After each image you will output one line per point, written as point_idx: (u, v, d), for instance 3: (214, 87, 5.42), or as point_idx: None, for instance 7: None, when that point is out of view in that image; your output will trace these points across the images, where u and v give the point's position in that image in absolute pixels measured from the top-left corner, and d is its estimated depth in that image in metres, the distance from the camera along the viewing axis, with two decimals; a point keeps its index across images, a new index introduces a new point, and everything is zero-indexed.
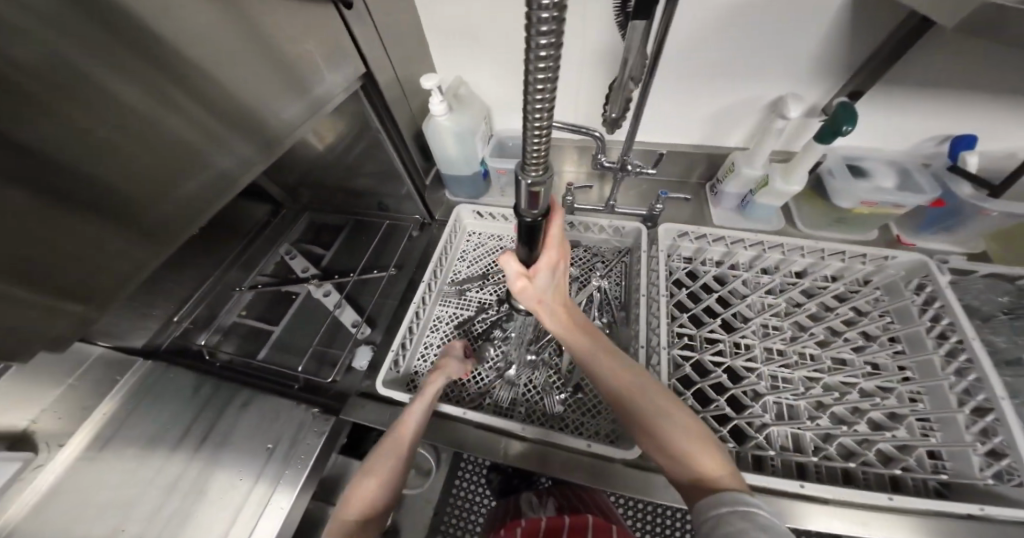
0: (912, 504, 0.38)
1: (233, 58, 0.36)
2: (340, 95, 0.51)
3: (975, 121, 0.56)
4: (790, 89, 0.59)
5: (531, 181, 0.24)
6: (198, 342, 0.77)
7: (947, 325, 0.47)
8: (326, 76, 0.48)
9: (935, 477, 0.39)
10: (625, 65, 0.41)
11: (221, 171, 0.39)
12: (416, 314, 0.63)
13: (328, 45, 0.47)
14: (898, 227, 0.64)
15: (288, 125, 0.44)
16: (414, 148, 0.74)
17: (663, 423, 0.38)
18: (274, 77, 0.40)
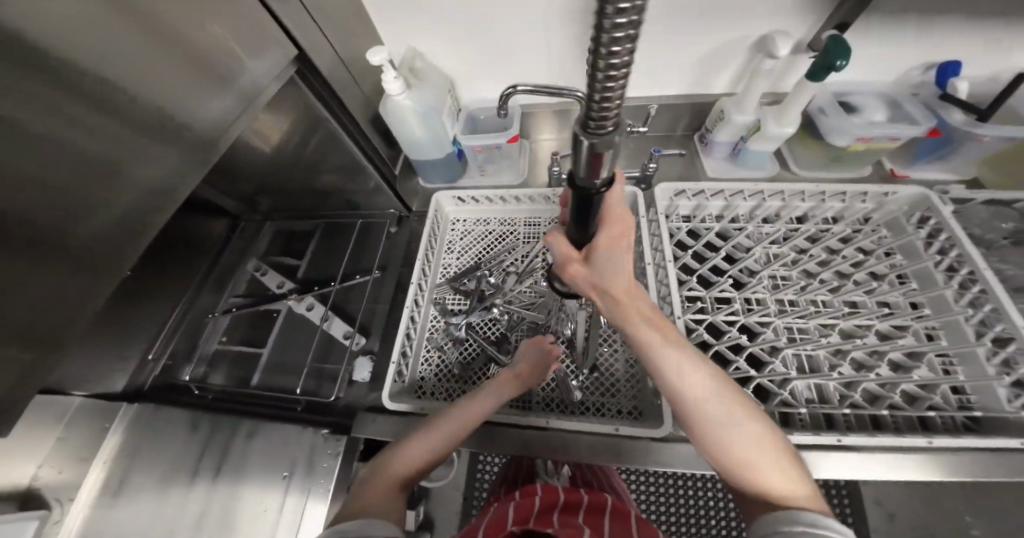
0: (945, 444, 0.40)
1: (138, 53, 0.30)
2: (273, 83, 0.44)
3: (964, 42, 0.54)
4: (776, 23, 0.54)
5: (601, 140, 0.18)
6: (184, 377, 0.71)
7: (956, 258, 0.48)
8: (257, 60, 0.41)
9: (965, 414, 0.41)
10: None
11: (150, 179, 0.34)
12: (411, 318, 0.59)
13: (254, 23, 0.40)
14: (891, 161, 0.62)
15: (217, 122, 0.39)
16: (375, 133, 0.67)
17: (735, 436, 0.33)
18: (187, 66, 0.34)
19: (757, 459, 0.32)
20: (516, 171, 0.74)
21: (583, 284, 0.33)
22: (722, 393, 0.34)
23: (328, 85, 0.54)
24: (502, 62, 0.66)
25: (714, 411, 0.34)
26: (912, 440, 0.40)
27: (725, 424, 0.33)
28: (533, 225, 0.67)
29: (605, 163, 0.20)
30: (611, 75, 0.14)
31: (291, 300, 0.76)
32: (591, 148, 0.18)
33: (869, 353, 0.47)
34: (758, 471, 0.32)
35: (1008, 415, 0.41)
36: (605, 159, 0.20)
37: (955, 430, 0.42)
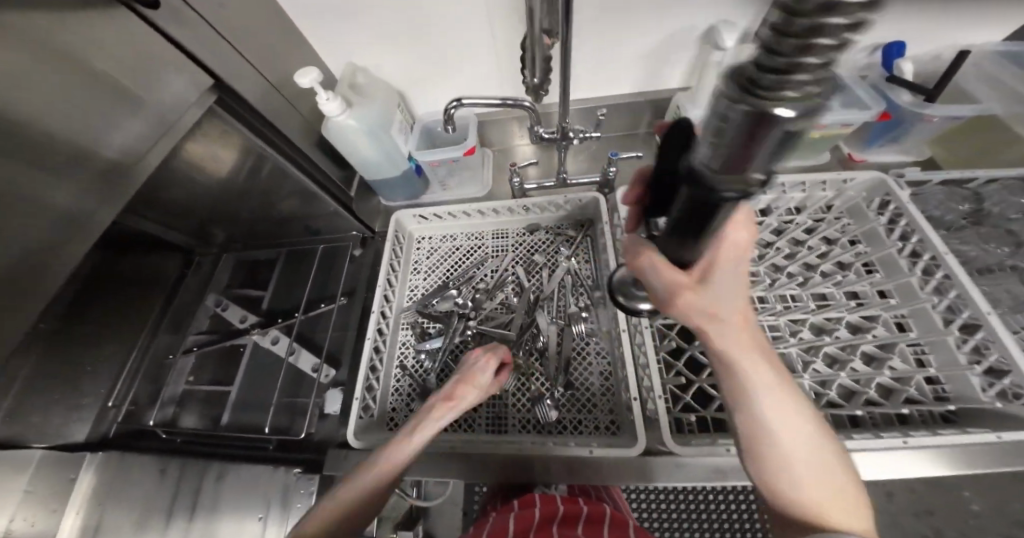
0: (923, 441, 0.40)
1: (24, 83, 0.28)
2: (196, 109, 0.42)
3: (906, 23, 0.53)
4: (723, 10, 0.52)
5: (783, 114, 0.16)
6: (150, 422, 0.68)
7: (917, 242, 0.48)
8: (169, 82, 0.39)
9: (942, 407, 0.42)
10: (535, 20, 0.34)
11: (52, 214, 0.32)
12: (375, 348, 0.56)
13: (164, 49, 0.38)
14: (849, 146, 0.62)
15: (127, 149, 0.36)
16: (324, 155, 0.64)
17: (801, 464, 0.30)
18: (79, 92, 0.32)
19: (818, 491, 0.30)
20: (479, 182, 0.72)
21: (686, 305, 0.29)
22: (805, 423, 0.31)
23: (258, 112, 0.51)
24: (449, 70, 0.64)
25: (790, 438, 0.30)
26: (890, 442, 0.40)
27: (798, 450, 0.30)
28: (498, 237, 0.65)
29: (769, 155, 0.19)
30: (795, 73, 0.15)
31: (255, 335, 0.72)
32: (756, 121, 0.17)
33: (842, 348, 0.47)
34: (816, 503, 0.29)
35: (984, 405, 0.41)
36: (773, 148, 0.18)
37: (934, 423, 0.43)
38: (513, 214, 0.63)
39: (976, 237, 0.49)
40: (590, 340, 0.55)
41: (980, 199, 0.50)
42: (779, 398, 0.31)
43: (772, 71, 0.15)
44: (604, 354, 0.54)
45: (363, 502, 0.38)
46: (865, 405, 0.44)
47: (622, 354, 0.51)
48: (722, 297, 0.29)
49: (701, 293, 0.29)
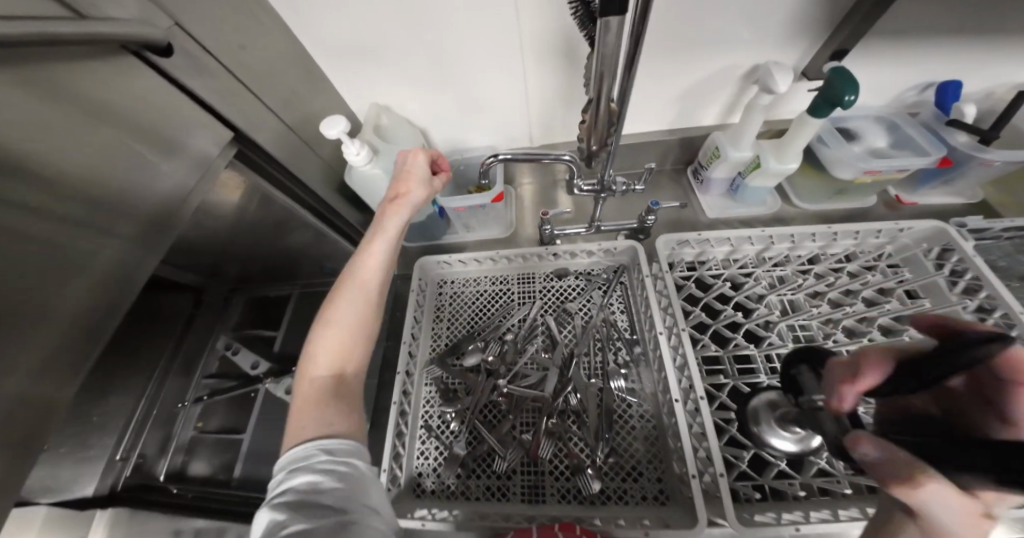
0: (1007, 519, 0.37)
1: (51, 149, 0.26)
2: (215, 156, 0.40)
3: (961, 65, 0.51)
4: (772, 51, 0.49)
5: None
6: (160, 476, 0.63)
7: (986, 298, 0.44)
8: (194, 131, 0.37)
9: None
10: (603, 88, 0.32)
11: (107, 269, 0.31)
12: (400, 411, 0.52)
13: (174, 98, 0.35)
14: (895, 187, 0.58)
15: (165, 199, 0.35)
16: (343, 198, 0.60)
17: None
18: (115, 145, 0.30)
19: None
20: (501, 222, 0.68)
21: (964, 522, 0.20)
22: None
23: (276, 162, 0.48)
24: (477, 112, 0.61)
25: None
26: None
27: None
28: (527, 282, 0.62)
29: None
30: None
31: (269, 382, 0.69)
32: None
33: None
34: None
35: None
36: None
37: None
38: (542, 260, 0.60)
39: None
40: (630, 398, 0.52)
41: None
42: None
43: None
44: (648, 416, 0.51)
45: (337, 375, 0.37)
46: None
47: (670, 418, 0.47)
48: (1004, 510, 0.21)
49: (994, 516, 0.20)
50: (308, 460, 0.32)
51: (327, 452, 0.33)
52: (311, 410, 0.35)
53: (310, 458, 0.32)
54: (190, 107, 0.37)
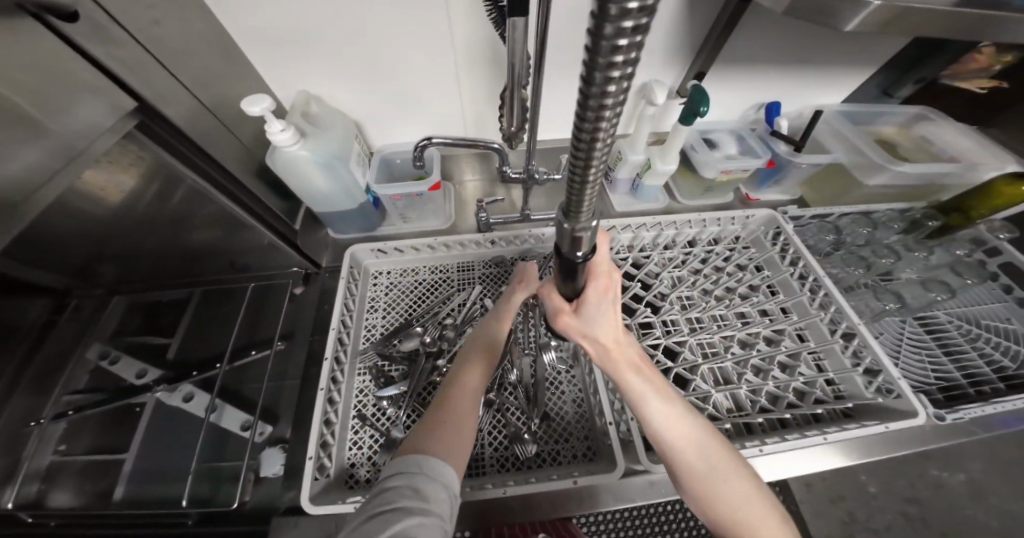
0: (836, 437, 0.49)
1: None
2: (103, 140, 0.34)
3: (779, 91, 0.69)
4: (657, 70, 0.61)
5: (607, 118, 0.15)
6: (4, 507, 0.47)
7: (803, 267, 0.61)
8: (71, 111, 0.31)
9: (840, 405, 0.51)
10: (520, 77, 0.39)
11: None
12: (328, 399, 0.49)
13: (69, 72, 0.30)
14: (745, 187, 0.75)
15: (17, 180, 0.28)
16: (264, 184, 0.57)
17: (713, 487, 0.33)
18: None
19: (744, 510, 0.32)
20: (440, 215, 0.71)
21: (567, 326, 0.37)
22: (728, 465, 0.34)
23: (189, 140, 0.44)
24: (412, 109, 0.64)
25: (698, 452, 0.34)
26: (809, 440, 0.48)
27: (710, 472, 0.34)
28: (464, 270, 0.65)
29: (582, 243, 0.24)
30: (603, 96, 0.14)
31: (159, 391, 0.57)
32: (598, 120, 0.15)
33: (763, 359, 0.56)
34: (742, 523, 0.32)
35: (869, 400, 0.52)
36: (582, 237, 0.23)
37: (838, 419, 0.52)
38: (477, 247, 0.64)
39: (839, 261, 0.64)
40: (560, 366, 0.58)
41: (839, 230, 0.66)
42: (677, 412, 0.36)
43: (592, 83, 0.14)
44: (575, 382, 0.57)
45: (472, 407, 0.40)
46: (788, 408, 0.53)
47: (592, 376, 0.54)
48: (597, 329, 0.36)
49: (579, 319, 0.36)
50: (412, 474, 0.33)
51: (437, 471, 0.33)
52: (434, 434, 0.36)
53: (414, 475, 0.33)
54: (86, 84, 0.32)
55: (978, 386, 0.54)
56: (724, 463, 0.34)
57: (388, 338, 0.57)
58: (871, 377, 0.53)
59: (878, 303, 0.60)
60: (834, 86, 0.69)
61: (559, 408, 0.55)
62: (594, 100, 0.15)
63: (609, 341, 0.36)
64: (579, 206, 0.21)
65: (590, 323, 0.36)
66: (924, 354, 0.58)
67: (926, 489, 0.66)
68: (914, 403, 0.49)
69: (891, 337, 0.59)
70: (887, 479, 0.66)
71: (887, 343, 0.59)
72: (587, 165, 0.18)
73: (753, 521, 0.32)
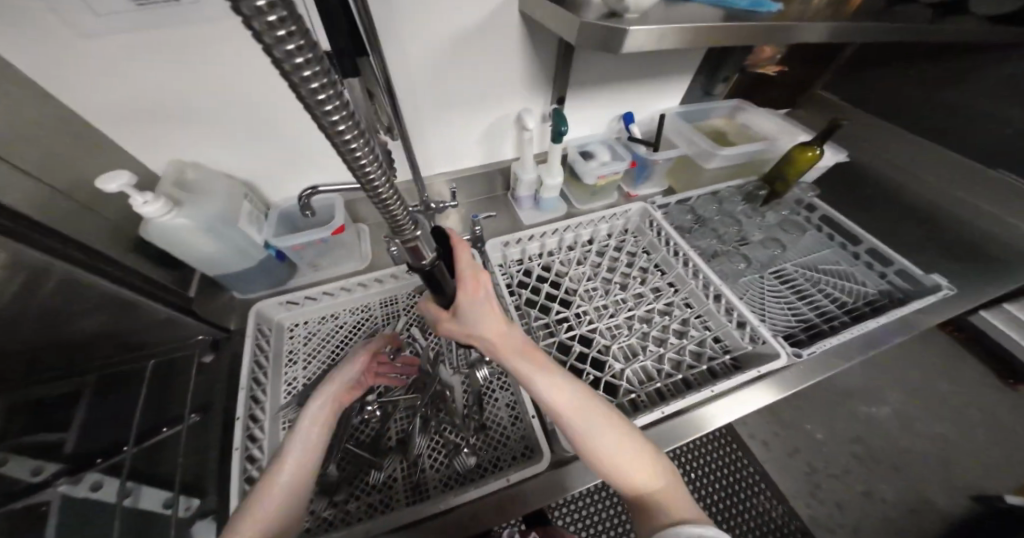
0: (721, 389, 0.55)
1: None
2: None
3: (630, 104, 0.81)
4: (524, 99, 0.70)
5: (342, 130, 0.19)
6: None
7: (676, 246, 0.71)
8: None
9: (723, 360, 0.58)
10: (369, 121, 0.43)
11: None
12: (248, 457, 0.48)
13: None
14: (626, 185, 0.87)
15: None
16: (148, 256, 0.55)
17: (605, 449, 0.38)
18: None
19: (631, 463, 0.38)
20: (356, 256, 0.73)
21: (452, 330, 0.41)
22: (614, 426, 0.40)
23: (43, 223, 0.41)
24: (300, 160, 0.66)
25: (589, 422, 0.39)
26: (699, 395, 0.53)
27: (601, 437, 0.39)
28: (386, 304, 0.67)
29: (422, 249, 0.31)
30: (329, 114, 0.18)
31: None
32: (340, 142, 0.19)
33: (662, 330, 0.64)
34: (632, 472, 0.38)
35: (745, 348, 0.59)
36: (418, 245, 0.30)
37: (728, 370, 0.59)
38: (393, 280, 0.67)
39: (706, 236, 0.77)
40: (490, 375, 0.61)
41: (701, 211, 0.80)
42: (566, 389, 0.41)
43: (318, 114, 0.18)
44: (508, 387, 0.60)
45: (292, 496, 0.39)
46: (686, 371, 0.59)
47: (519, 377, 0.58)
48: (480, 329, 0.40)
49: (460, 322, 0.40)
50: None
51: None
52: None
53: None
54: None
55: (829, 321, 0.65)
56: (608, 426, 0.39)
57: (311, 385, 0.56)
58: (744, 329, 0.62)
59: (738, 265, 0.73)
60: (670, 94, 0.84)
61: (492, 415, 0.57)
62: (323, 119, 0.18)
63: (495, 336, 0.41)
64: (394, 214, 0.26)
65: (468, 324, 0.40)
66: (782, 302, 0.69)
67: (859, 425, 0.99)
68: (775, 345, 0.57)
69: (756, 292, 0.70)
70: (825, 424, 1.00)
71: (754, 298, 0.70)
72: (355, 160, 0.20)
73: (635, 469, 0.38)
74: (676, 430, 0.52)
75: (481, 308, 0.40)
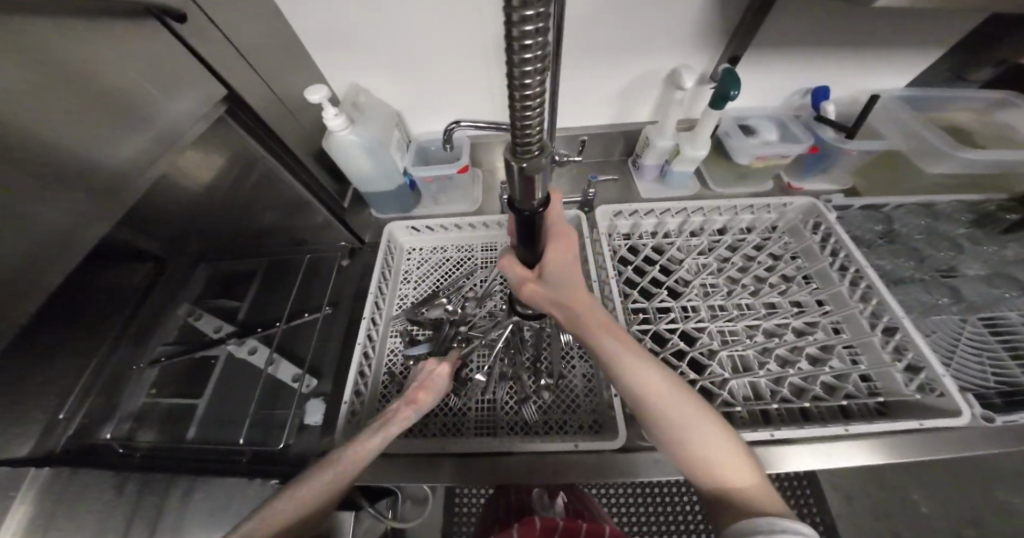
0: (861, 430, 0.46)
1: (31, 99, 0.26)
2: (197, 123, 0.40)
3: (828, 74, 0.65)
4: (688, 55, 0.61)
5: (527, 49, 0.16)
6: (105, 437, 0.56)
7: (845, 259, 0.59)
8: (170, 99, 0.37)
9: (872, 400, 0.48)
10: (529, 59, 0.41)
11: (57, 229, 0.28)
12: (363, 353, 0.57)
13: (172, 68, 0.37)
14: (788, 175, 0.72)
15: (132, 161, 0.33)
16: (319, 167, 0.65)
17: (690, 431, 0.35)
18: (80, 109, 0.29)
19: (716, 452, 0.35)
20: (468, 199, 0.76)
21: (534, 294, 0.38)
22: (700, 412, 0.36)
23: (263, 122, 0.51)
24: (445, 100, 0.70)
25: (671, 403, 0.36)
26: (830, 429, 0.45)
27: (683, 419, 0.36)
28: (489, 249, 0.69)
29: (536, 184, 0.25)
30: (524, 45, 0.16)
31: (230, 344, 0.65)
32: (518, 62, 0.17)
33: (790, 350, 0.54)
34: (719, 465, 0.34)
35: (906, 397, 0.48)
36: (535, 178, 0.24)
37: (869, 415, 0.48)
38: (499, 228, 0.68)
39: (888, 253, 0.60)
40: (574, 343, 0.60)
41: (891, 221, 0.63)
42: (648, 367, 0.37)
43: (512, 38, 0.16)
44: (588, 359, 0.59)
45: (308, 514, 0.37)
46: (812, 400, 0.50)
47: None
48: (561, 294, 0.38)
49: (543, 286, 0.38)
50: None
51: None
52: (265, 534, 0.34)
53: None
54: (184, 76, 0.38)
55: None
56: (692, 410, 0.36)
57: (416, 305, 0.63)
58: (913, 374, 0.50)
59: (928, 297, 0.57)
60: (888, 66, 0.65)
61: (567, 381, 0.57)
62: (516, 48, 0.16)
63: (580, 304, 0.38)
64: (527, 137, 0.21)
65: (553, 283, 0.38)
66: (986, 356, 0.52)
67: None
68: (959, 403, 0.45)
69: (948, 336, 0.54)
70: None
71: (942, 342, 0.53)
72: (523, 99, 0.18)
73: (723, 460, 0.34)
74: (784, 457, 0.46)
75: (567, 268, 0.38)
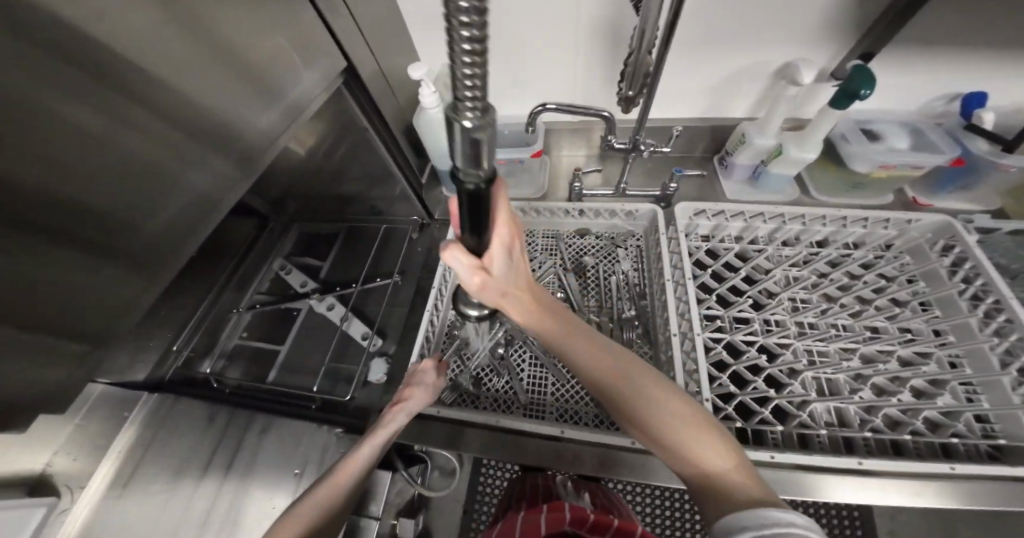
0: (969, 471, 0.40)
1: (204, 69, 0.30)
2: (319, 96, 0.45)
3: (988, 76, 0.55)
4: (808, 47, 0.55)
5: (462, 18, 0.13)
6: (204, 370, 0.64)
7: (982, 287, 0.50)
8: (302, 75, 0.41)
9: (988, 442, 0.42)
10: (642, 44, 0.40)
11: (200, 186, 0.33)
12: (429, 321, 0.59)
13: (308, 42, 0.41)
14: (913, 190, 0.63)
15: (265, 132, 0.38)
16: (407, 144, 0.69)
17: (652, 410, 0.36)
18: (236, 81, 0.33)
19: (679, 432, 0.34)
20: (534, 184, 0.76)
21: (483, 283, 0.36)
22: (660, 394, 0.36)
23: (369, 94, 0.55)
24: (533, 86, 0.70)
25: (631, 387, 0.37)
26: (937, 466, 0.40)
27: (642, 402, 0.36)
28: (555, 235, 0.69)
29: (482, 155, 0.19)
30: (461, 24, 0.13)
31: (312, 299, 0.71)
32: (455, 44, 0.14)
33: (890, 379, 0.48)
34: (688, 446, 0.33)
35: None
36: (484, 151, 0.19)
37: (980, 458, 0.43)
38: (564, 215, 0.67)
39: None
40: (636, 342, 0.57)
41: None
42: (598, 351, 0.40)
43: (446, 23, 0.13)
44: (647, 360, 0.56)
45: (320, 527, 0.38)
46: (911, 434, 0.44)
47: (666, 352, 0.53)
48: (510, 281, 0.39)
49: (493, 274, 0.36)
50: None
51: None
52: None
53: None
54: (315, 51, 0.42)
55: None
56: (649, 388, 0.37)
57: None
58: None
59: None
60: None
61: None
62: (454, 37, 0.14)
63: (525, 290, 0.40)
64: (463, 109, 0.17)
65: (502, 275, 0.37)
66: None
67: None
68: None
69: None
70: None
71: None
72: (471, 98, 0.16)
73: (687, 440, 0.34)
74: (869, 490, 0.40)
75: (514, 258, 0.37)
